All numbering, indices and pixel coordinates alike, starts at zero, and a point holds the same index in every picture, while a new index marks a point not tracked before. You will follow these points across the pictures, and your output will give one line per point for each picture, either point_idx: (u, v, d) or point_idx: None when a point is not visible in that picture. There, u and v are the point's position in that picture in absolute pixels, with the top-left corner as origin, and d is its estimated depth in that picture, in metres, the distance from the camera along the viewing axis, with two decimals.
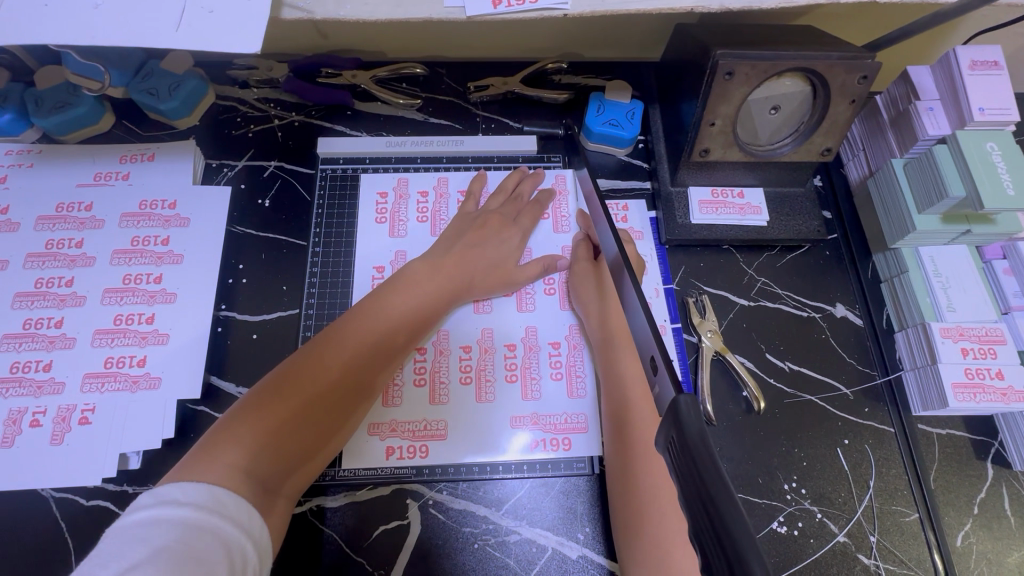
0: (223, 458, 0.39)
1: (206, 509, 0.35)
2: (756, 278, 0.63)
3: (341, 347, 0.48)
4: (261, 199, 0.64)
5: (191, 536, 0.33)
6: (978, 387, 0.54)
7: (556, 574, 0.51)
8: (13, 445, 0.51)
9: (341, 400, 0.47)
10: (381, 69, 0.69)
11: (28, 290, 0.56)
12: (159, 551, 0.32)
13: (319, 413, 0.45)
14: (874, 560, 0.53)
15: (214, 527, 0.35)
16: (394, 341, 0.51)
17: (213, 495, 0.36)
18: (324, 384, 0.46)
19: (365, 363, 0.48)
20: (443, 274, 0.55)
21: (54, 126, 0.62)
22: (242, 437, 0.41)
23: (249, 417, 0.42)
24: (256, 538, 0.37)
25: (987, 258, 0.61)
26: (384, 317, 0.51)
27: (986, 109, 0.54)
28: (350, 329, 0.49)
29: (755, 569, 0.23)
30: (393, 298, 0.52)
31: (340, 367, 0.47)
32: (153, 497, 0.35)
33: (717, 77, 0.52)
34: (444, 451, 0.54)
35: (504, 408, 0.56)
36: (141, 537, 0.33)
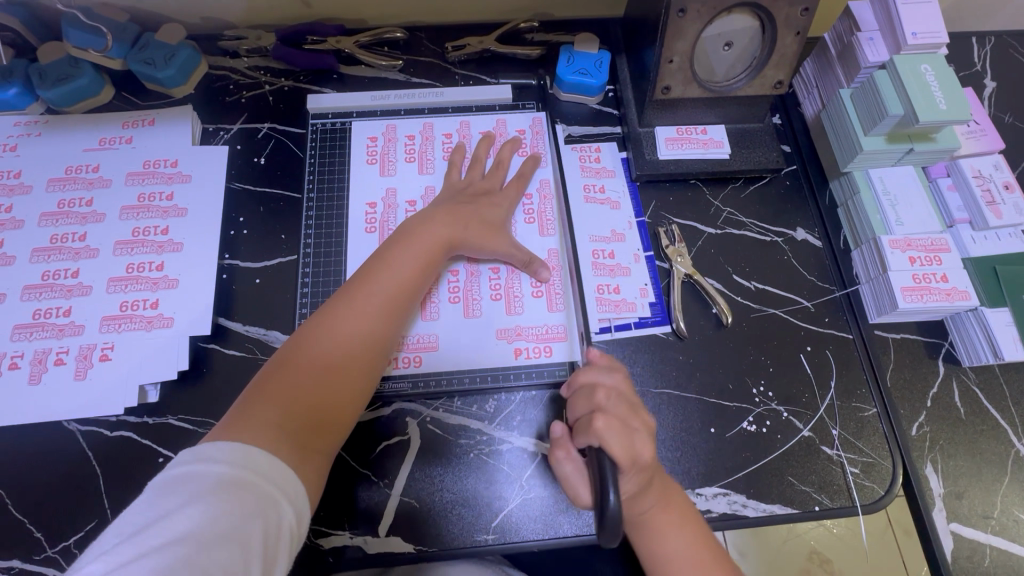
0: (256, 420, 0.44)
1: (240, 467, 0.40)
2: (722, 209, 0.68)
3: (348, 309, 0.51)
4: (256, 157, 0.68)
5: (225, 489, 0.38)
6: (924, 289, 0.59)
7: (547, 477, 0.56)
8: (40, 382, 0.55)
9: (362, 351, 0.51)
10: (364, 35, 0.73)
11: (44, 246, 0.60)
12: (195, 500, 0.37)
13: (340, 369, 0.49)
14: (836, 451, 0.57)
15: (247, 482, 0.39)
16: (401, 295, 0.54)
17: (247, 454, 0.41)
18: (339, 343, 0.50)
19: (374, 319, 0.52)
20: (439, 221, 0.58)
21: (59, 97, 0.66)
22: (272, 396, 0.46)
23: (279, 374, 0.47)
24: (292, 493, 0.41)
25: (933, 178, 0.65)
26: (387, 276, 0.54)
27: (919, 33, 0.59)
28: (354, 292, 0.52)
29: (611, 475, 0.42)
30: (393, 258, 0.55)
31: (353, 327, 0.51)
32: (192, 454, 0.40)
33: (671, 15, 0.57)
34: (437, 360, 0.59)
35: (490, 322, 0.61)
36: (180, 489, 0.38)
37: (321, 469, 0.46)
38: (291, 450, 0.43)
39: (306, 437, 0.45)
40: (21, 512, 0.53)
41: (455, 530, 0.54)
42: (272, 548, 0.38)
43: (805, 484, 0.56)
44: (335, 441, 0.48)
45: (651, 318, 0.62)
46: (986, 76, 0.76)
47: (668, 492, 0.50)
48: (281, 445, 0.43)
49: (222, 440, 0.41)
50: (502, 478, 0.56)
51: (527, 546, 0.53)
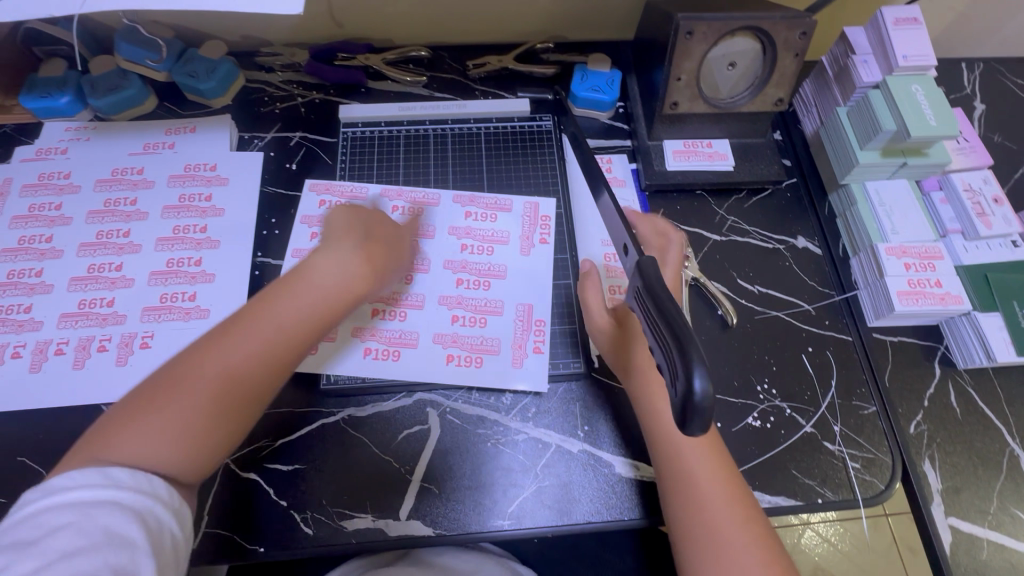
0: (123, 445, 0.41)
1: (102, 485, 0.38)
2: (727, 217, 0.72)
3: (241, 331, 0.46)
4: (288, 163, 0.73)
5: (89, 508, 0.37)
6: (919, 293, 0.62)
7: (561, 466, 0.58)
8: (84, 366, 0.59)
9: (257, 379, 0.46)
10: (391, 53, 0.78)
11: (91, 241, 0.64)
12: (61, 527, 0.36)
13: (232, 393, 0.44)
14: (838, 446, 0.60)
15: (115, 497, 0.38)
16: (311, 315, 0.49)
17: (107, 475, 0.38)
18: (223, 369, 0.44)
19: (271, 345, 0.46)
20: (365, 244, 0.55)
21: (107, 106, 0.71)
22: (137, 424, 0.41)
23: (148, 400, 0.43)
24: (169, 497, 0.40)
25: (927, 191, 0.69)
26: (295, 298, 0.49)
27: (910, 56, 0.63)
28: (262, 306, 0.48)
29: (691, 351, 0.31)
30: (312, 273, 0.51)
31: (243, 353, 0.45)
32: (39, 490, 0.37)
33: (679, 36, 0.61)
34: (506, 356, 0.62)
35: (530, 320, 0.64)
36: (40, 522, 0.36)
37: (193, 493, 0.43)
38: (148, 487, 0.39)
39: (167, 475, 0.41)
40: None
41: (473, 516, 0.56)
42: (159, 542, 0.38)
43: (808, 476, 0.59)
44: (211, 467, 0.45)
45: None
46: (975, 98, 0.80)
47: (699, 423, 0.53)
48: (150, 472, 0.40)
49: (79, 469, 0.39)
50: (518, 466, 0.58)
51: (542, 532, 0.56)
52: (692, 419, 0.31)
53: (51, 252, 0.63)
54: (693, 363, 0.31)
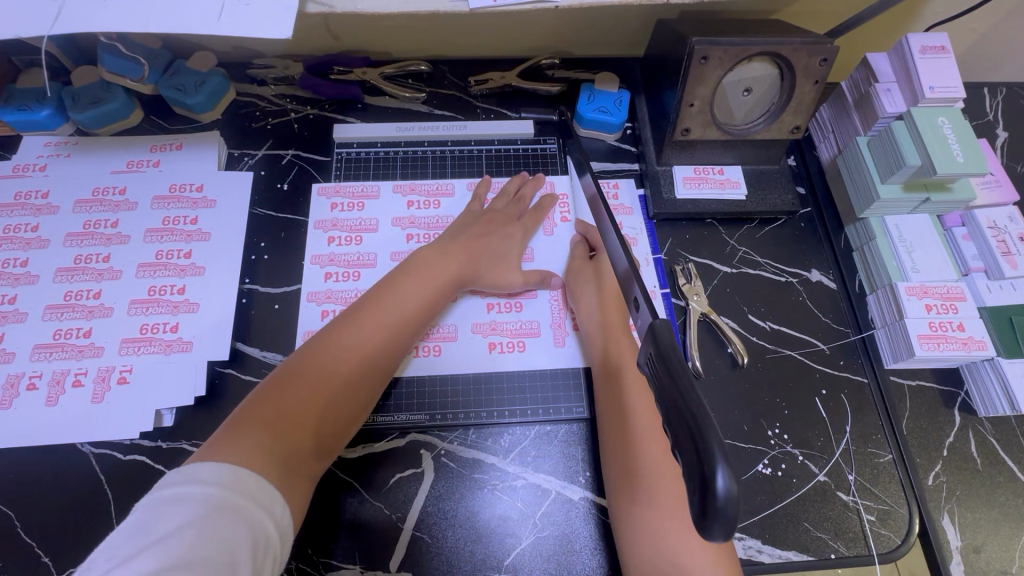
0: (248, 438, 0.43)
1: (228, 488, 0.39)
2: (738, 248, 0.68)
3: (352, 333, 0.52)
4: (279, 183, 0.69)
5: (215, 514, 0.37)
6: (941, 338, 0.59)
7: (560, 515, 0.55)
8: (57, 403, 0.55)
9: (365, 375, 0.51)
10: (389, 67, 0.75)
11: (68, 266, 0.61)
12: (186, 526, 0.36)
13: (338, 394, 0.49)
14: (852, 497, 0.57)
15: (238, 507, 0.39)
16: (407, 323, 0.54)
17: (239, 476, 0.40)
18: (339, 365, 0.50)
19: (377, 347, 0.52)
20: (451, 257, 0.59)
21: (90, 120, 0.67)
22: (267, 415, 0.45)
23: (274, 395, 0.47)
24: (281, 520, 0.41)
25: (948, 226, 0.66)
26: (398, 305, 0.54)
27: (937, 87, 0.60)
28: (362, 319, 0.53)
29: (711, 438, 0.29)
30: (400, 287, 0.56)
31: (355, 353, 0.51)
32: (181, 475, 0.39)
33: (694, 61, 0.58)
34: (511, 403, 0.59)
35: (536, 365, 0.61)
36: (168, 513, 0.37)
37: (303, 496, 0.45)
38: (279, 473, 0.43)
39: (293, 462, 0.45)
40: (30, 536, 0.52)
41: (466, 568, 0.53)
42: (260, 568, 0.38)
43: (821, 530, 0.56)
44: (322, 461, 0.49)
45: None
46: (997, 126, 0.77)
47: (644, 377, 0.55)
48: (269, 469, 0.42)
49: (210, 461, 0.40)
50: (515, 515, 0.55)
51: None
52: (712, 521, 0.28)
53: (25, 277, 0.60)
54: (713, 455, 0.28)
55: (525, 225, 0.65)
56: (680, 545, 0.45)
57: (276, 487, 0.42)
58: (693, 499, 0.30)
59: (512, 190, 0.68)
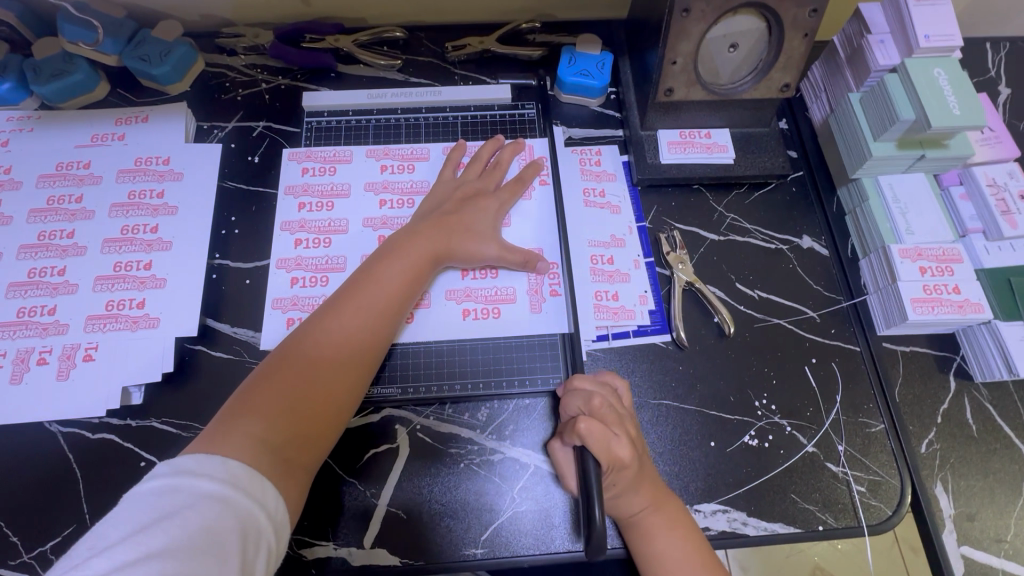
0: (240, 431, 0.42)
1: (216, 479, 0.38)
2: (726, 214, 0.66)
3: (335, 318, 0.50)
4: (250, 156, 0.67)
5: (202, 503, 0.37)
6: (935, 301, 0.56)
7: (540, 489, 0.54)
8: (22, 381, 0.54)
9: (354, 359, 0.49)
10: (362, 33, 0.72)
11: (32, 243, 0.59)
12: (172, 515, 0.36)
13: (330, 380, 0.47)
14: (842, 467, 0.55)
15: (226, 497, 0.38)
16: (392, 304, 0.52)
17: (226, 467, 0.39)
18: (326, 351, 0.48)
19: (363, 330, 0.50)
20: (432, 234, 0.57)
21: (52, 93, 0.65)
22: (255, 409, 0.44)
23: (261, 387, 0.45)
24: (273, 512, 0.40)
25: (945, 185, 0.63)
26: (381, 287, 0.52)
27: (932, 36, 0.57)
28: (345, 304, 0.51)
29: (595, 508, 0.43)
30: (383, 269, 0.54)
31: (340, 339, 0.49)
32: (170, 466, 0.38)
33: (675, 14, 0.55)
34: (489, 378, 0.57)
35: (515, 340, 0.59)
36: (158, 502, 0.36)
37: (303, 481, 0.44)
38: (271, 464, 0.42)
39: (286, 452, 0.43)
40: None
41: (443, 544, 0.52)
42: (250, 561, 0.36)
43: (809, 501, 0.54)
44: (323, 450, 0.47)
45: (651, 326, 0.60)
46: (1000, 82, 0.73)
47: (661, 498, 0.49)
48: (261, 459, 0.41)
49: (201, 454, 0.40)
50: (491, 489, 0.54)
51: (518, 561, 0.51)
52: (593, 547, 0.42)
53: None
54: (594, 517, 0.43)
55: (503, 193, 0.62)
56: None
57: (269, 476, 0.41)
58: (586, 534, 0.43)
59: (486, 156, 0.64)
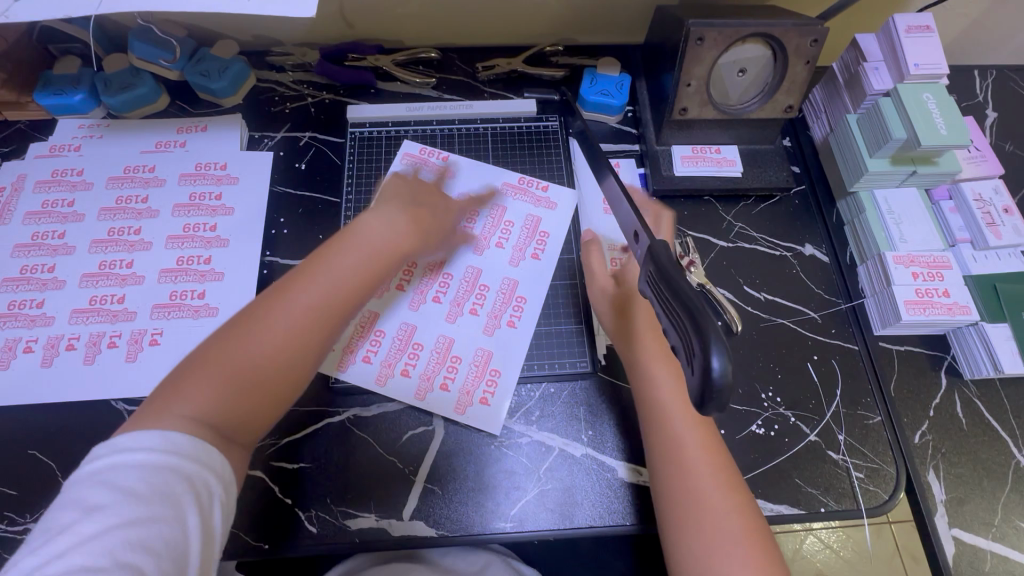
0: (173, 407, 0.42)
1: (160, 451, 0.39)
2: (734, 223, 0.71)
3: (273, 309, 0.47)
4: (298, 163, 0.73)
5: (149, 475, 0.38)
6: (927, 303, 0.62)
7: (564, 469, 0.59)
8: (94, 362, 0.59)
9: (293, 352, 0.47)
10: (401, 54, 0.78)
11: (102, 237, 0.65)
12: (123, 491, 0.37)
13: (262, 369, 0.45)
14: (842, 455, 0.60)
15: (176, 467, 0.39)
16: (333, 296, 0.49)
17: (166, 439, 0.40)
18: (260, 341, 0.46)
19: (301, 323, 0.47)
20: (397, 233, 0.57)
21: (120, 104, 0.72)
22: (189, 393, 0.43)
23: (195, 376, 0.44)
24: (223, 472, 0.42)
25: (936, 200, 0.68)
26: (325, 277, 0.50)
27: (921, 64, 0.63)
28: (287, 293, 0.48)
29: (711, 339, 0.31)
30: (335, 259, 0.51)
31: (286, 324, 0.47)
32: (109, 446, 0.39)
33: (690, 42, 0.61)
34: (506, 364, 0.62)
35: (527, 332, 0.64)
36: (105, 479, 0.38)
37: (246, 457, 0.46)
38: (209, 438, 0.42)
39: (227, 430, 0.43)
40: None
41: (474, 518, 0.56)
42: (207, 522, 0.39)
43: (812, 485, 0.59)
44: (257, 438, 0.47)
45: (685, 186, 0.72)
46: (987, 107, 0.80)
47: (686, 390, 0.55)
48: (199, 433, 0.41)
49: (142, 427, 0.40)
50: (521, 469, 0.59)
51: (544, 535, 0.56)
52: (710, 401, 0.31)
53: (63, 248, 0.64)
54: (711, 342, 0.31)
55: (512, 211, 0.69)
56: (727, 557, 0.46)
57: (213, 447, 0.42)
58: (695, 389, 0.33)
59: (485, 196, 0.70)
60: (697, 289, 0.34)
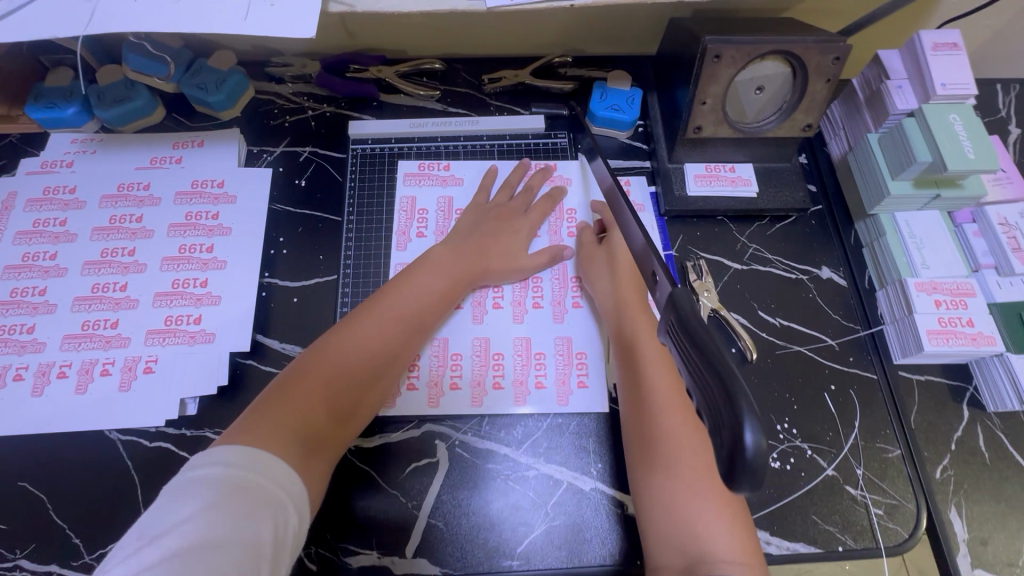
0: (268, 423, 0.45)
1: (247, 469, 0.40)
2: (748, 244, 0.69)
3: (363, 324, 0.54)
4: (297, 179, 0.71)
5: (233, 493, 0.39)
6: (951, 333, 0.59)
7: (572, 505, 0.57)
8: (86, 391, 0.57)
9: (377, 366, 0.53)
10: (404, 65, 0.76)
11: (95, 259, 0.63)
12: (208, 507, 0.37)
13: (351, 382, 0.51)
14: (860, 490, 0.58)
15: (257, 487, 0.40)
16: (414, 316, 0.56)
17: (258, 459, 0.41)
18: (351, 356, 0.51)
19: (387, 339, 0.54)
20: (462, 258, 0.62)
21: (113, 118, 0.69)
22: (286, 405, 0.47)
23: (288, 391, 0.48)
24: (298, 498, 0.42)
25: (959, 223, 0.66)
26: (408, 298, 0.57)
27: (948, 84, 0.60)
28: (374, 313, 0.55)
29: (742, 406, 0.28)
30: (415, 281, 0.59)
31: (374, 339, 0.53)
32: (204, 458, 0.41)
33: (706, 60, 0.59)
34: (589, 344, 0.64)
35: (595, 312, 0.65)
36: (195, 492, 0.38)
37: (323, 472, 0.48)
38: (297, 454, 0.44)
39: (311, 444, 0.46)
40: (62, 518, 0.54)
41: (480, 556, 0.54)
42: (279, 552, 0.38)
43: (829, 522, 0.56)
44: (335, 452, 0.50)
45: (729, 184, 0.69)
46: (1010, 122, 0.77)
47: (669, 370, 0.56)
48: (289, 450, 0.44)
49: (235, 442, 0.42)
50: (528, 504, 0.57)
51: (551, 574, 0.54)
52: (739, 478, 0.28)
53: (55, 269, 0.62)
54: (743, 415, 0.28)
55: (533, 213, 0.68)
56: (698, 516, 0.48)
57: (294, 465, 0.43)
58: (721, 465, 0.29)
59: (515, 181, 0.70)
60: (725, 350, 0.32)
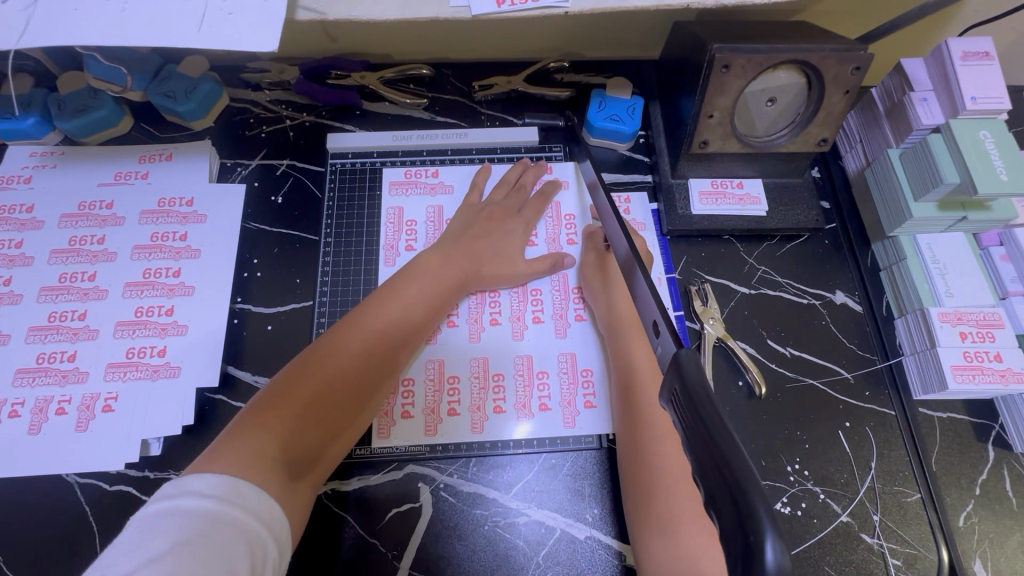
0: (247, 447, 0.40)
1: (225, 501, 0.36)
2: (757, 266, 0.64)
3: (349, 334, 0.49)
4: (273, 196, 0.66)
5: (208, 528, 0.34)
6: (977, 369, 0.55)
7: (566, 555, 0.52)
8: (39, 432, 0.53)
9: (365, 381, 0.48)
10: (389, 70, 0.71)
11: (52, 285, 0.58)
12: (179, 544, 0.33)
13: (337, 399, 0.46)
14: (877, 539, 0.53)
15: (234, 519, 0.35)
16: (404, 326, 0.53)
17: (237, 489, 0.37)
18: (336, 368, 0.47)
19: (376, 350, 0.50)
20: (455, 263, 0.58)
21: (75, 129, 0.64)
22: (266, 427, 0.42)
23: (268, 411, 0.43)
24: (279, 532, 0.38)
25: (984, 246, 0.62)
26: (398, 306, 0.53)
27: (978, 98, 0.55)
28: (361, 322, 0.51)
29: (760, 511, 0.24)
30: (406, 287, 0.55)
31: (362, 349, 0.49)
32: (176, 487, 0.36)
33: (714, 70, 0.54)
34: (595, 361, 0.60)
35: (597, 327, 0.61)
36: (166, 526, 0.34)
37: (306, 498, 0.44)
38: (278, 483, 0.39)
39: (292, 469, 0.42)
40: (12, 570, 0.50)
41: None
42: None
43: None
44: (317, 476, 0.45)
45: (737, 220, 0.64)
46: None
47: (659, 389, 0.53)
48: (270, 477, 0.39)
49: (208, 470, 0.37)
50: (517, 554, 0.52)
51: None
52: None
53: (8, 296, 0.58)
54: (761, 523, 0.24)
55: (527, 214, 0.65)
56: (701, 552, 0.43)
57: (276, 495, 0.39)
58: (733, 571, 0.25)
59: (511, 179, 0.67)
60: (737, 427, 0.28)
